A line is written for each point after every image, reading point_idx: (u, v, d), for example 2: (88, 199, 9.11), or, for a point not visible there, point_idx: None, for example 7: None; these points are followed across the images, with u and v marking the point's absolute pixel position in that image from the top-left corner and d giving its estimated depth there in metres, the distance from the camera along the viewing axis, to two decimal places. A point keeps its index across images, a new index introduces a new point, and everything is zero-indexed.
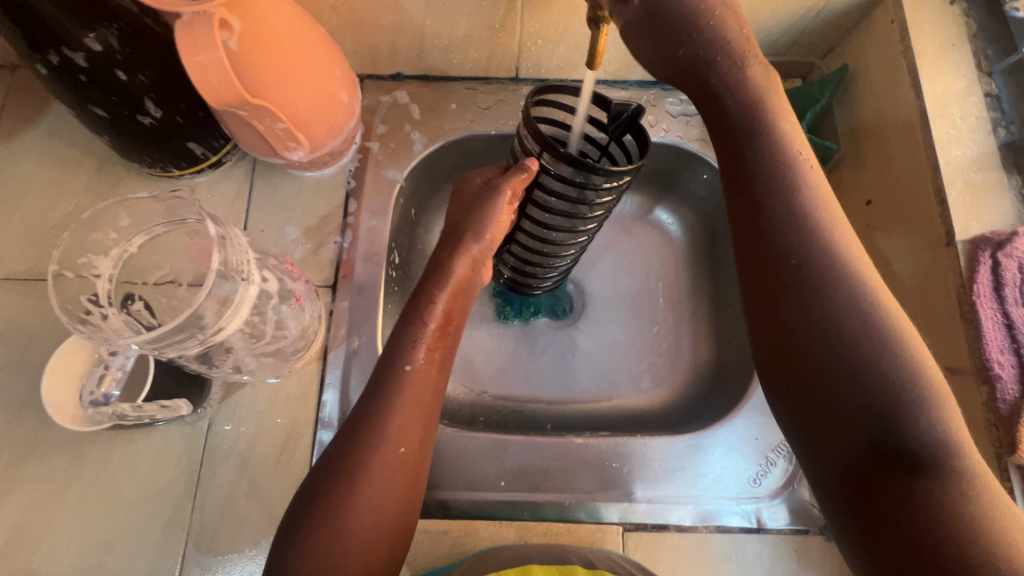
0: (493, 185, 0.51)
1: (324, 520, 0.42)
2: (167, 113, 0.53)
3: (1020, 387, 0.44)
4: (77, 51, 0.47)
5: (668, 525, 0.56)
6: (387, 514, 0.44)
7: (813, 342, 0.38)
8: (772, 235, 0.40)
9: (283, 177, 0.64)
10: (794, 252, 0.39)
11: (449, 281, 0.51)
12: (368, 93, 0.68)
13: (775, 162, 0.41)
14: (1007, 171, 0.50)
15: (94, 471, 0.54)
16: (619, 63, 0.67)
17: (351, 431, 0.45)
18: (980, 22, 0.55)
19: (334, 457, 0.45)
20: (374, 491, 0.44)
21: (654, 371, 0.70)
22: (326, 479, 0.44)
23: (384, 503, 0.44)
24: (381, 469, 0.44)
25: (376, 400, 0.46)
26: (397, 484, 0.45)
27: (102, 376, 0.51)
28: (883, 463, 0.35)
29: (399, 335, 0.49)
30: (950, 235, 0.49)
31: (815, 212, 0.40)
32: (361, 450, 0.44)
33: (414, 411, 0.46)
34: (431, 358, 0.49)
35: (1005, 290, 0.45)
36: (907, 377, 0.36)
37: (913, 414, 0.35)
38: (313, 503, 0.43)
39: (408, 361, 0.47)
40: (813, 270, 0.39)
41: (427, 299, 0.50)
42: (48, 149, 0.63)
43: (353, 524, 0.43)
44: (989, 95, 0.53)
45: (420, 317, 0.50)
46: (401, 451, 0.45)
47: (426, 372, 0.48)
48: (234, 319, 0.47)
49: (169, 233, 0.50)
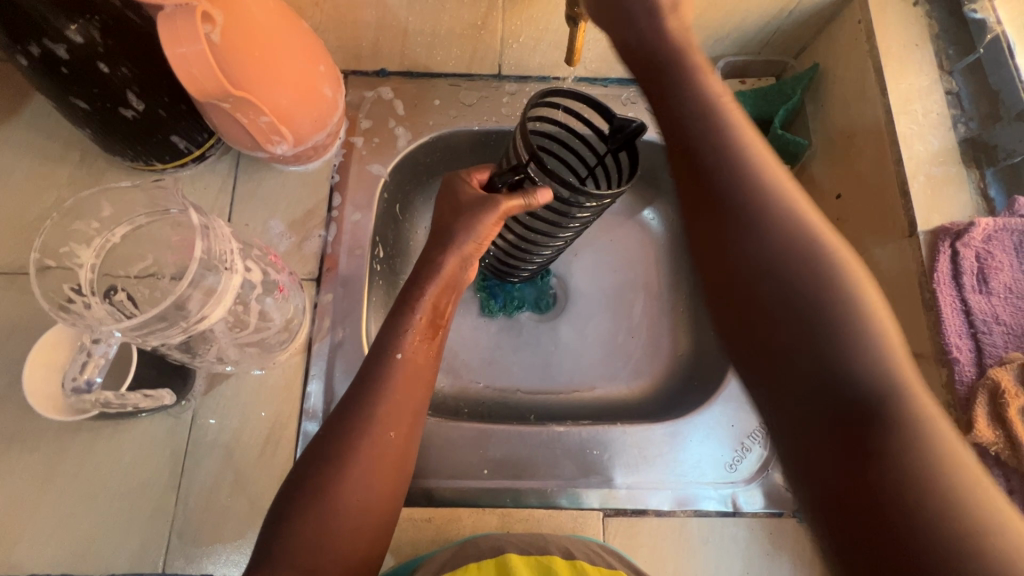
0: (490, 199, 0.50)
1: (315, 496, 0.43)
2: (149, 107, 0.54)
3: (976, 370, 0.46)
4: (58, 43, 0.47)
5: (647, 511, 0.57)
6: (377, 498, 0.45)
7: (761, 286, 0.37)
8: (728, 215, 0.39)
9: (267, 171, 0.65)
10: (728, 194, 0.39)
11: (438, 276, 0.50)
12: (352, 89, 0.69)
13: (719, 142, 0.40)
14: (967, 165, 0.52)
15: (78, 464, 0.54)
16: (600, 60, 0.67)
17: (340, 416, 0.46)
18: (942, 23, 0.57)
19: (323, 446, 0.45)
20: (366, 472, 0.44)
21: (635, 362, 0.71)
22: (313, 467, 0.44)
23: (371, 488, 0.44)
24: (370, 453, 0.45)
25: (365, 383, 0.47)
26: (386, 467, 0.45)
27: (84, 363, 0.47)
28: (837, 408, 0.33)
29: (392, 324, 0.49)
30: (913, 227, 0.51)
31: (744, 155, 0.39)
32: (351, 434, 0.45)
33: (406, 397, 0.47)
34: (421, 347, 0.49)
35: (963, 279, 0.47)
36: (849, 307, 0.34)
37: (859, 359, 0.33)
38: (299, 490, 0.44)
39: (399, 349, 0.48)
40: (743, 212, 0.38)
41: (416, 291, 0.50)
42: (28, 141, 0.63)
43: (343, 505, 0.43)
44: (950, 93, 0.55)
45: (409, 306, 0.50)
46: (390, 435, 0.46)
47: (416, 362, 0.48)
48: (218, 307, 0.47)
49: (152, 223, 0.51)
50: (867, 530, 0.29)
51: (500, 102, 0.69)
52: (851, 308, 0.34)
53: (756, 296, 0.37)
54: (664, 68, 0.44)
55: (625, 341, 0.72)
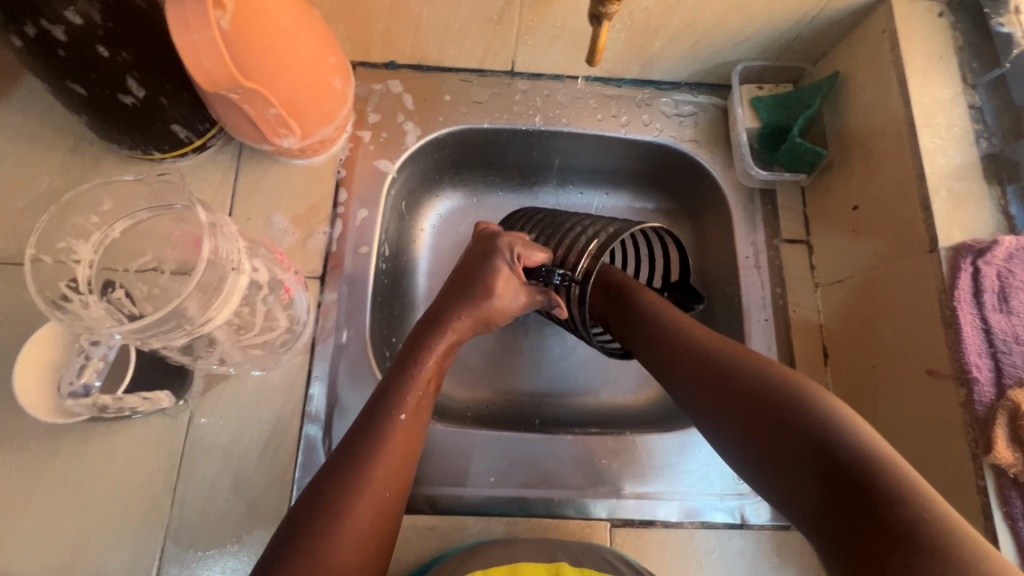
0: (512, 283, 0.56)
1: (307, 561, 0.39)
2: (149, 94, 0.51)
3: (996, 389, 0.45)
4: (56, 23, 0.44)
5: (655, 521, 0.57)
6: (368, 551, 0.42)
7: (748, 407, 0.42)
8: (682, 355, 0.48)
9: (271, 163, 0.63)
10: (693, 352, 0.48)
11: (445, 335, 0.53)
12: (361, 81, 0.67)
13: (654, 317, 0.53)
14: (988, 181, 0.52)
15: (68, 465, 0.52)
16: (617, 61, 0.66)
17: (353, 442, 0.45)
18: (966, 35, 0.56)
19: (339, 460, 0.44)
20: (361, 530, 0.42)
21: (640, 369, 0.70)
22: (327, 483, 0.43)
23: (365, 540, 0.42)
24: (366, 505, 0.42)
25: (364, 437, 0.45)
26: (379, 529, 0.43)
27: (82, 368, 0.49)
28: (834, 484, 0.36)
29: (393, 383, 0.49)
30: (934, 242, 0.50)
31: (689, 329, 0.50)
32: (349, 480, 0.43)
33: (399, 454, 0.46)
34: (418, 406, 0.49)
35: (984, 297, 0.47)
36: (824, 412, 0.39)
37: (856, 447, 0.36)
38: (314, 498, 0.43)
39: (403, 410, 0.47)
40: (710, 364, 0.46)
41: (423, 347, 0.52)
42: (19, 125, 0.60)
43: (334, 562, 0.40)
44: (973, 107, 0.54)
45: (412, 364, 0.51)
46: (386, 495, 0.44)
47: (415, 418, 0.48)
48: (223, 309, 0.45)
49: (154, 218, 0.48)
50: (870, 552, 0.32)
51: (513, 100, 0.68)
52: (820, 408, 0.39)
53: (746, 409, 0.42)
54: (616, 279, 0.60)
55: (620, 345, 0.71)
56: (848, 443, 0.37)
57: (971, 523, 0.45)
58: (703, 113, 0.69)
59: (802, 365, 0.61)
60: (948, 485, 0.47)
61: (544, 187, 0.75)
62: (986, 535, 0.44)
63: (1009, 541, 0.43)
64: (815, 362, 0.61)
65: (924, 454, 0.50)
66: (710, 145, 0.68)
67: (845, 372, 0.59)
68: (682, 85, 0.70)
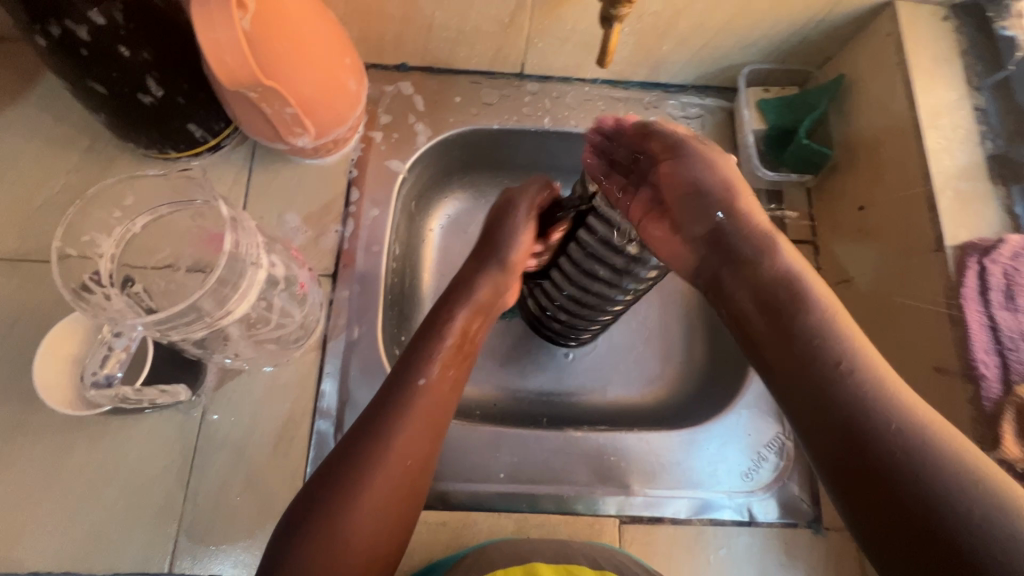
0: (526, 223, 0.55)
1: (325, 524, 0.41)
2: (168, 94, 0.52)
3: (1003, 387, 0.45)
4: (80, 24, 0.45)
5: (663, 518, 0.57)
6: (386, 521, 0.43)
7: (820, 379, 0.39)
8: (774, 316, 0.43)
9: (284, 163, 0.63)
10: (804, 319, 0.42)
11: (471, 301, 0.53)
12: (373, 82, 0.68)
13: (764, 266, 0.45)
14: (994, 182, 0.53)
15: (82, 459, 0.53)
16: (625, 64, 0.66)
17: (376, 409, 0.46)
18: (970, 38, 0.57)
19: (360, 428, 0.45)
20: (376, 499, 0.43)
21: (647, 368, 0.70)
22: (348, 454, 0.44)
23: (381, 511, 0.43)
24: (385, 477, 0.43)
25: (386, 406, 0.46)
26: (398, 500, 0.44)
27: (105, 357, 0.49)
28: (869, 479, 0.35)
29: (417, 351, 0.49)
30: (939, 241, 0.51)
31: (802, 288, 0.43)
32: (370, 446, 0.44)
33: (417, 425, 0.46)
34: (445, 374, 0.49)
35: (991, 295, 0.47)
36: (870, 396, 0.37)
37: (903, 443, 0.35)
38: (333, 474, 0.43)
39: (422, 376, 0.48)
40: (804, 331, 0.41)
41: (447, 315, 0.52)
42: (37, 125, 0.61)
43: (350, 528, 0.42)
44: (978, 108, 0.55)
45: (438, 333, 0.51)
46: (406, 463, 0.45)
47: (440, 387, 0.48)
48: (241, 302, 0.46)
49: (175, 213, 0.49)
50: (921, 554, 0.32)
51: (522, 102, 0.69)
52: (881, 399, 0.37)
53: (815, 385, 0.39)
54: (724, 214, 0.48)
55: (625, 342, 0.71)
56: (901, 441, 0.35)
57: None
58: (709, 116, 0.70)
59: None
60: None
61: None
62: None
63: None
64: None
65: None
66: (717, 147, 0.69)
67: None
68: (689, 88, 0.71)
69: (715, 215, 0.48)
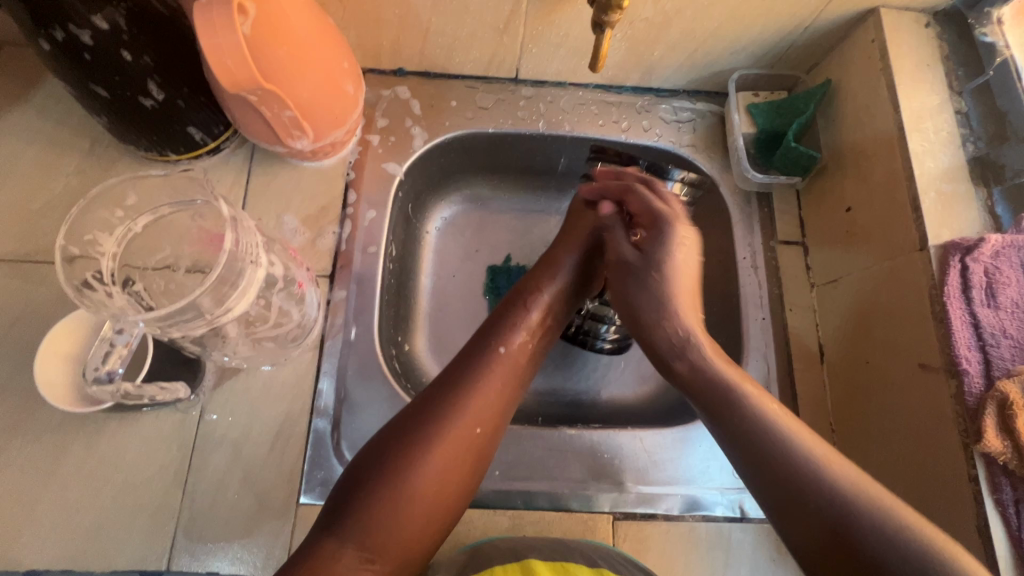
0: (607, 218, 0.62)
1: (390, 481, 0.44)
2: (169, 97, 0.53)
3: (985, 381, 0.47)
4: (83, 28, 0.46)
5: (656, 515, 0.58)
6: (453, 483, 0.46)
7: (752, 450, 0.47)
8: (705, 395, 0.51)
9: (282, 165, 0.64)
10: (728, 397, 0.50)
11: (558, 280, 0.58)
12: (370, 87, 0.69)
13: (671, 343, 0.55)
14: (975, 183, 0.54)
15: (81, 458, 0.53)
16: (618, 69, 0.68)
17: (454, 371, 0.50)
18: (951, 45, 0.59)
19: (426, 396, 0.48)
20: (445, 458, 0.46)
21: (641, 368, 0.71)
22: (415, 416, 0.47)
23: (449, 474, 0.46)
24: (458, 436, 0.46)
25: (459, 373, 0.49)
26: (469, 462, 0.47)
27: (108, 353, 0.48)
28: (819, 529, 0.42)
29: (500, 320, 0.54)
30: (923, 240, 0.52)
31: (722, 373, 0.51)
32: (444, 407, 0.47)
33: (492, 392, 0.49)
34: (523, 344, 0.53)
35: (973, 293, 0.49)
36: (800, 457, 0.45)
37: (836, 498, 0.42)
38: (392, 441, 0.46)
39: (502, 342, 0.52)
40: (728, 409, 0.49)
41: (533, 289, 0.57)
42: (38, 128, 0.62)
43: (418, 488, 0.44)
44: (959, 112, 0.57)
45: (525, 305, 0.56)
46: (476, 430, 0.48)
47: (517, 356, 0.52)
48: (241, 300, 0.46)
49: (175, 214, 0.50)
50: None
51: (517, 106, 0.70)
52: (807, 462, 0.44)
53: (749, 452, 0.47)
54: (660, 302, 0.57)
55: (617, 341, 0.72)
56: (829, 491, 0.43)
57: (963, 510, 0.47)
58: (701, 120, 0.71)
59: (799, 360, 0.62)
60: (940, 475, 0.49)
61: (547, 190, 0.77)
62: (978, 522, 0.45)
63: (1000, 528, 0.45)
64: (812, 360, 0.62)
65: (916, 445, 0.51)
66: (708, 150, 0.70)
67: (841, 369, 0.60)
68: (680, 93, 0.72)
69: (643, 322, 0.58)
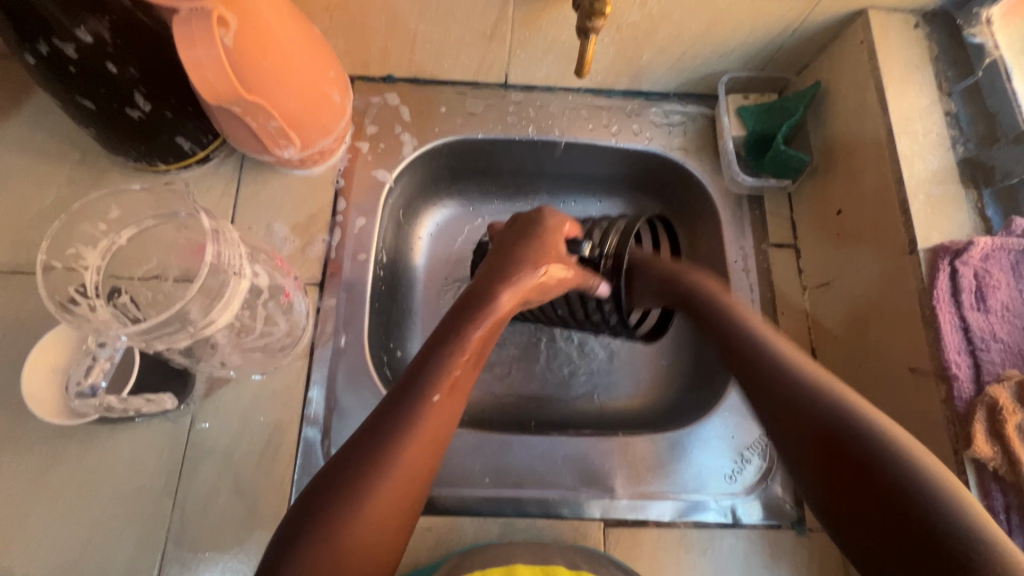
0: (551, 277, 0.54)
1: (318, 549, 0.36)
2: (155, 108, 0.54)
3: (974, 386, 0.47)
4: (67, 42, 0.46)
5: (647, 521, 0.58)
6: (384, 540, 0.38)
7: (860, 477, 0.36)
8: (801, 409, 0.40)
9: (272, 173, 0.64)
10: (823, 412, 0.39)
11: (487, 316, 0.48)
12: (359, 94, 0.69)
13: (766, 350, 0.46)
14: (966, 185, 0.54)
15: (72, 468, 0.54)
16: (606, 72, 0.68)
17: (380, 418, 0.41)
18: (941, 45, 0.58)
19: (354, 447, 0.40)
20: (381, 517, 0.38)
21: (635, 372, 0.71)
22: (343, 470, 0.38)
23: (382, 534, 0.38)
24: (394, 490, 0.38)
25: (390, 419, 0.40)
26: (402, 515, 0.39)
27: (90, 367, 0.50)
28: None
29: (426, 362, 0.44)
30: (913, 244, 0.52)
31: (812, 382, 0.41)
32: (375, 459, 0.39)
33: (426, 442, 0.41)
34: (452, 386, 0.44)
35: (962, 296, 0.48)
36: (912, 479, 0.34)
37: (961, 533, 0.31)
38: (321, 500, 0.37)
39: (437, 389, 0.43)
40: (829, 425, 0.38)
41: (464, 325, 0.47)
42: (29, 139, 0.62)
43: (352, 553, 0.36)
44: (949, 113, 0.56)
45: (452, 342, 0.46)
46: (413, 481, 0.40)
47: (451, 402, 0.43)
48: (224, 312, 0.46)
49: (158, 226, 0.51)
50: None
51: (506, 112, 0.70)
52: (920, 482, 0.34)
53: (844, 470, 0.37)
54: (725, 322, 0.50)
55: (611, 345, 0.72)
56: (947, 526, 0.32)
57: None
58: (692, 123, 0.71)
59: None
60: None
61: (539, 196, 0.77)
62: None
63: None
64: None
65: None
66: (699, 153, 0.70)
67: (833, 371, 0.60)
68: (671, 96, 0.72)
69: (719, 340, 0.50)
